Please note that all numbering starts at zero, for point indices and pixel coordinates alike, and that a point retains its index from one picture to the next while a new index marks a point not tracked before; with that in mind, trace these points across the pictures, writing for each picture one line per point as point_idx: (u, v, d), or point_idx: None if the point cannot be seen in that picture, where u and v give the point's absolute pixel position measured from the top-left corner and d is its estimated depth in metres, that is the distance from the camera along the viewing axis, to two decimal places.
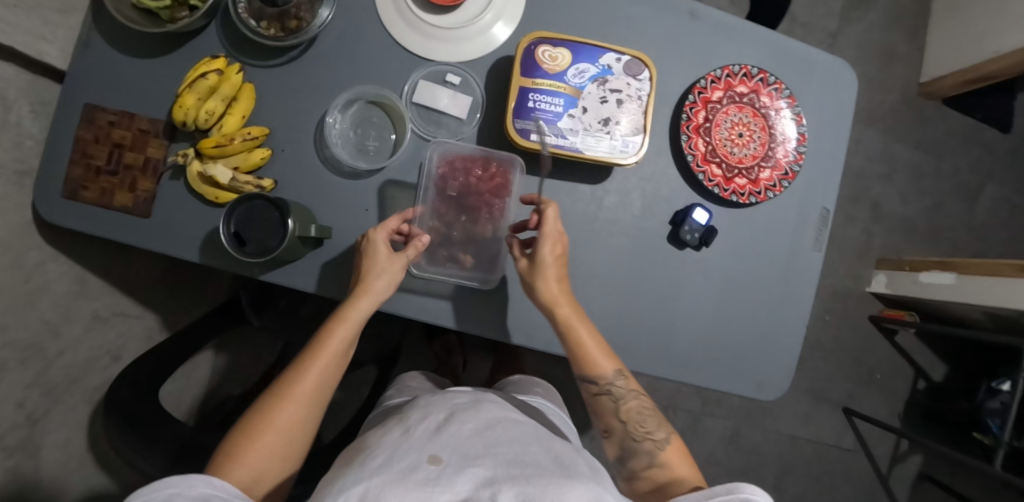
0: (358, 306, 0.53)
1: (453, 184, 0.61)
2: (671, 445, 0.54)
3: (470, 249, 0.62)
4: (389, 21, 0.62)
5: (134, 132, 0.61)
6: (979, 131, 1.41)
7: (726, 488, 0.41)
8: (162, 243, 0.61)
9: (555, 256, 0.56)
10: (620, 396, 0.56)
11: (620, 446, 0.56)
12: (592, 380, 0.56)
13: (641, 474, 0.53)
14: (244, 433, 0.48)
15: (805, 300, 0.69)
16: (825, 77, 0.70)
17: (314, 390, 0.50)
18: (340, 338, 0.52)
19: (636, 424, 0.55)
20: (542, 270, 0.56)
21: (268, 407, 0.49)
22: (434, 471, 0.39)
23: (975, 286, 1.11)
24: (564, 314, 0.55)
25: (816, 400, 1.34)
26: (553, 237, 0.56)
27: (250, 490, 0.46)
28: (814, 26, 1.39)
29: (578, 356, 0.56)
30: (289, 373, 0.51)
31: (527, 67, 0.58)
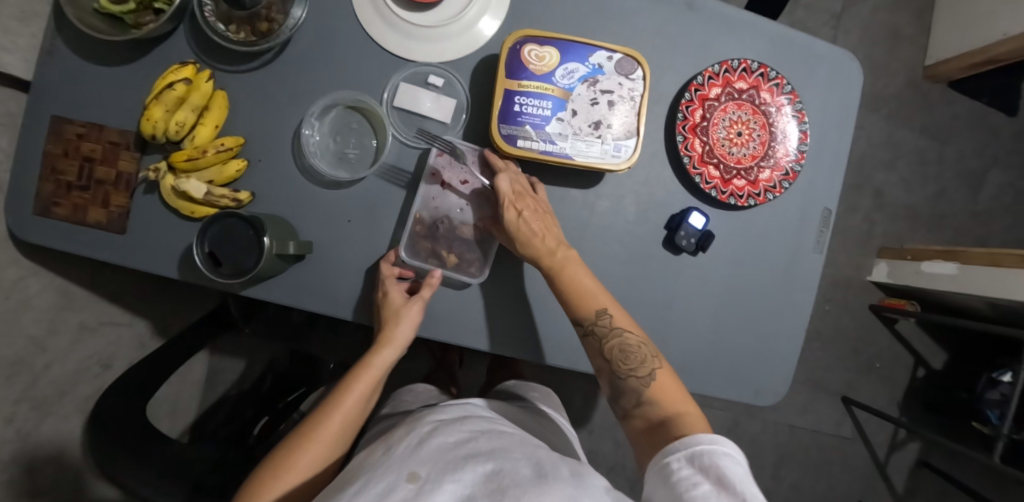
0: (382, 354, 0.56)
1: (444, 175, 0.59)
2: (656, 380, 0.50)
3: (455, 246, 0.60)
4: (367, 21, 0.58)
5: (104, 145, 0.59)
6: (985, 114, 1.37)
7: (708, 439, 0.41)
8: (140, 261, 0.59)
9: (521, 207, 0.55)
10: (604, 335, 0.52)
11: (610, 385, 0.53)
12: (578, 322, 0.54)
13: (635, 412, 0.50)
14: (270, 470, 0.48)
15: (804, 303, 0.67)
16: (831, 71, 0.66)
17: (339, 431, 0.52)
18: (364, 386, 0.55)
19: (621, 361, 0.51)
20: (516, 226, 0.54)
21: (294, 448, 0.49)
22: (411, 491, 0.38)
23: (978, 275, 1.09)
24: (554, 261, 0.54)
25: (816, 390, 1.34)
26: (510, 194, 0.55)
27: None
28: (818, 8, 1.34)
29: (566, 296, 0.54)
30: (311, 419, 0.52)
31: (512, 68, 0.55)
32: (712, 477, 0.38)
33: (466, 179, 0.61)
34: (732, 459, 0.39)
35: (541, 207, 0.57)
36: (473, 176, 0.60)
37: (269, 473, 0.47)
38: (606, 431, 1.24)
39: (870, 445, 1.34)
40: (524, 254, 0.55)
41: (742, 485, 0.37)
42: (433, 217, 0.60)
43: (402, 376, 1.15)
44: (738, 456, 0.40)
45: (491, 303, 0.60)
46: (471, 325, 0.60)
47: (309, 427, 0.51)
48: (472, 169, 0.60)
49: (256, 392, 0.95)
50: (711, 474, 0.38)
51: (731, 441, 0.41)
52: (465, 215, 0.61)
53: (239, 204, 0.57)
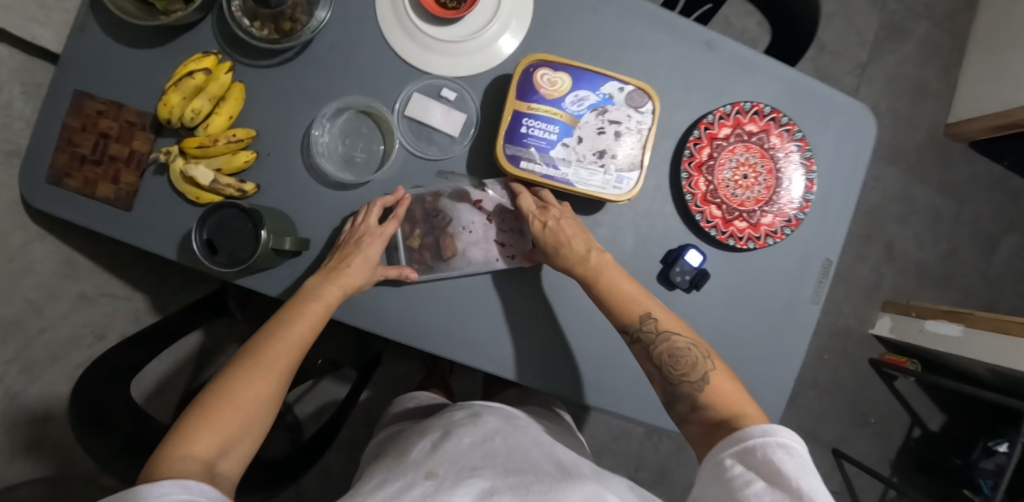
0: (330, 289, 0.52)
1: (488, 203, 0.61)
2: (711, 382, 0.49)
3: (424, 233, 0.60)
4: (388, 29, 0.59)
5: (121, 123, 0.60)
6: (1004, 178, 1.35)
7: (761, 430, 0.41)
8: (142, 239, 0.60)
9: (547, 218, 0.56)
10: (651, 341, 0.52)
11: (663, 391, 0.52)
12: (624, 329, 0.53)
13: (691, 417, 0.49)
14: (210, 401, 0.43)
15: (798, 351, 0.66)
16: (845, 122, 0.66)
17: (288, 361, 0.48)
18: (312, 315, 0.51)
19: (671, 366, 0.51)
20: (548, 232, 0.55)
21: (238, 378, 0.45)
22: (429, 487, 0.40)
23: (982, 341, 1.08)
24: (590, 265, 0.54)
25: (806, 439, 1.31)
26: (534, 210, 0.56)
27: (216, 463, 0.41)
28: (844, 55, 1.33)
29: (609, 303, 0.54)
30: (253, 347, 0.48)
31: (523, 90, 0.55)
32: (768, 474, 0.38)
33: (481, 197, 0.60)
34: (789, 452, 0.39)
35: (570, 218, 0.57)
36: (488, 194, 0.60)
37: (214, 401, 0.43)
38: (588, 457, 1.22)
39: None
40: (562, 263, 0.55)
41: (802, 481, 0.37)
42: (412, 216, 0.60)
43: (390, 377, 1.15)
44: (787, 432, 0.41)
45: (481, 316, 0.60)
46: (463, 340, 0.60)
47: (250, 361, 0.46)
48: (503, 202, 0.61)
49: None
50: (766, 471, 0.39)
51: (789, 429, 0.41)
52: (460, 231, 0.60)
53: (244, 196, 0.57)
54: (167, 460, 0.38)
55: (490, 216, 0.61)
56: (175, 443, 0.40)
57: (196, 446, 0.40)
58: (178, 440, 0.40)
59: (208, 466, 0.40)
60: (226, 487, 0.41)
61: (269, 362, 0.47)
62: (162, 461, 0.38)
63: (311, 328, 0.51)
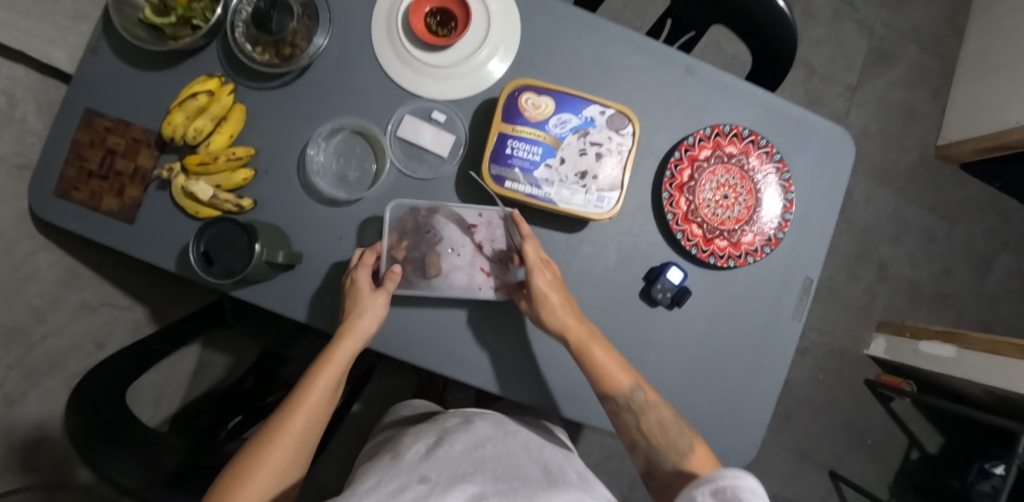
0: (343, 346, 0.53)
1: (479, 232, 0.62)
2: (694, 453, 0.53)
3: (413, 251, 0.60)
4: (382, 54, 0.62)
5: (127, 140, 0.63)
6: (996, 199, 1.37)
7: (729, 474, 0.42)
8: (142, 251, 0.62)
9: (546, 275, 0.57)
10: (639, 411, 0.55)
11: (647, 458, 0.56)
12: (610, 399, 0.56)
13: (671, 484, 0.53)
14: (237, 478, 0.47)
15: (780, 368, 0.67)
16: (823, 145, 0.68)
17: (306, 430, 0.51)
18: (327, 381, 0.52)
19: (657, 437, 0.55)
20: (542, 293, 0.56)
21: (261, 454, 0.48)
22: (423, 490, 0.41)
23: (976, 362, 1.08)
24: (580, 334, 0.56)
25: (802, 460, 1.30)
26: (537, 261, 0.57)
27: None
28: (834, 79, 1.36)
29: (595, 375, 0.55)
30: (275, 420, 0.50)
31: (509, 113, 0.58)
32: None
33: (475, 224, 0.62)
34: (754, 493, 0.41)
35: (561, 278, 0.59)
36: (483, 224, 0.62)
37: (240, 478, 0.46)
38: None
39: None
40: (552, 329, 0.56)
41: None
42: (400, 228, 0.61)
43: (384, 391, 1.16)
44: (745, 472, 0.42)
45: (467, 329, 0.62)
46: (449, 354, 0.61)
47: (279, 419, 0.50)
48: (500, 242, 0.62)
49: (237, 392, 0.96)
50: None
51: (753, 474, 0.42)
52: (446, 252, 0.61)
53: (241, 210, 0.60)
54: None
55: (480, 244, 0.62)
56: None
57: None
58: None
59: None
60: None
61: (286, 436, 0.49)
62: None
63: (334, 382, 0.53)
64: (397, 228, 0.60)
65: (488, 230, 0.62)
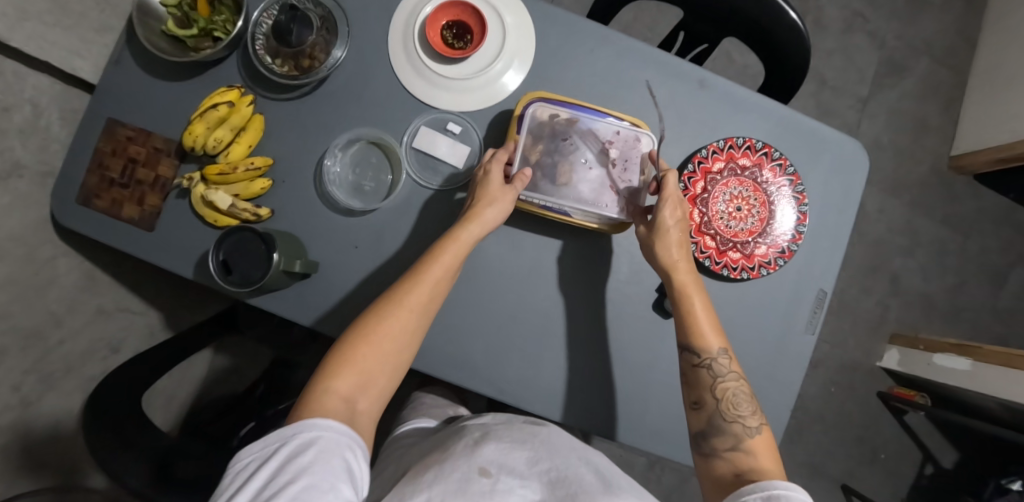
0: (470, 229, 0.54)
1: (615, 153, 0.61)
2: (759, 435, 0.50)
3: (546, 154, 0.60)
4: (399, 67, 0.63)
5: (148, 149, 0.65)
6: (1011, 212, 1.35)
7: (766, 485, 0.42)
8: (161, 258, 0.64)
9: (677, 210, 0.57)
10: (720, 374, 0.53)
11: (705, 421, 0.52)
12: (692, 350, 0.55)
13: (722, 454, 0.50)
14: (357, 336, 0.49)
15: (794, 382, 0.66)
16: (838, 157, 0.68)
17: (419, 315, 0.51)
18: (446, 261, 0.52)
19: (729, 405, 0.52)
20: (665, 229, 0.56)
21: (379, 317, 0.49)
22: (486, 485, 0.41)
23: (992, 377, 1.06)
24: (681, 279, 0.56)
25: (814, 475, 1.28)
26: (672, 192, 0.56)
27: (353, 398, 0.46)
28: (845, 90, 1.36)
29: (685, 320, 0.56)
30: (395, 292, 0.51)
31: (522, 126, 0.59)
32: None
33: (609, 141, 0.60)
34: None
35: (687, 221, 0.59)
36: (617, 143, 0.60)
37: (363, 333, 0.49)
38: None
39: None
40: (658, 265, 0.57)
41: None
42: (535, 133, 0.60)
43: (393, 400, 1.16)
44: (791, 487, 0.42)
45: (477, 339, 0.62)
46: (462, 363, 0.62)
47: (391, 299, 0.50)
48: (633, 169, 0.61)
49: (247, 399, 0.98)
50: None
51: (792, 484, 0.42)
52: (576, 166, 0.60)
53: (259, 219, 0.61)
54: (315, 394, 0.44)
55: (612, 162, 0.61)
56: (325, 376, 0.46)
57: (336, 384, 0.45)
58: (329, 373, 0.46)
59: (348, 403, 0.45)
60: (365, 423, 0.46)
61: (404, 307, 0.50)
62: (315, 390, 0.45)
63: (441, 287, 0.53)
64: (535, 132, 0.60)
65: (622, 150, 0.60)
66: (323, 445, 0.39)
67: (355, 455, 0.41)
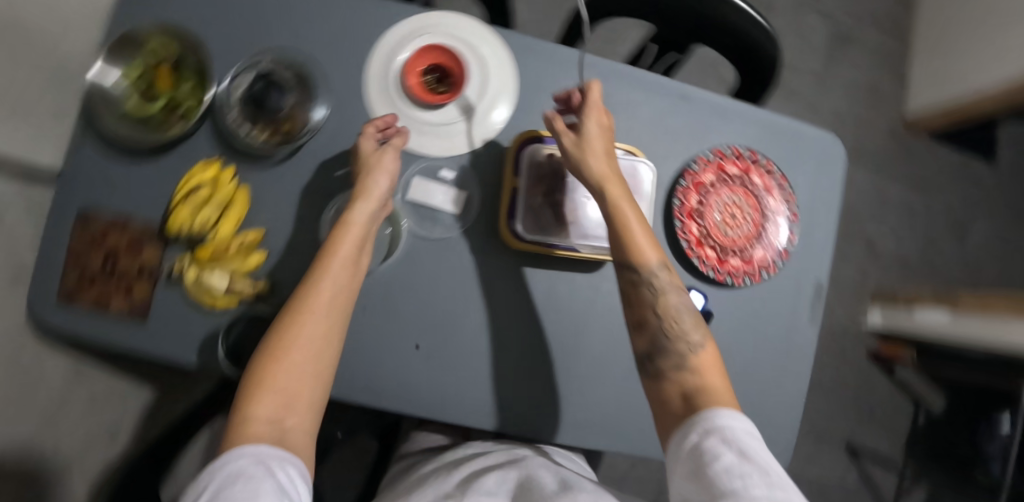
0: (359, 206, 0.52)
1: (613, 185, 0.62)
2: (703, 350, 0.52)
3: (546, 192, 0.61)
4: (382, 118, 0.62)
5: (128, 237, 0.62)
6: (965, 165, 1.44)
7: (704, 418, 0.45)
8: (157, 348, 0.60)
9: (598, 123, 0.56)
10: (659, 292, 0.53)
11: (648, 344, 0.53)
12: (632, 277, 0.54)
13: (670, 375, 0.51)
14: (267, 355, 0.46)
15: (803, 374, 0.69)
16: (817, 151, 0.71)
17: (327, 295, 0.49)
18: (349, 243, 0.51)
19: (671, 325, 0.53)
20: (590, 143, 0.55)
21: (287, 324, 0.47)
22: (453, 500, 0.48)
23: (974, 327, 1.12)
24: (615, 193, 0.53)
25: (819, 440, 1.34)
26: (596, 112, 0.56)
27: (283, 418, 0.44)
28: (800, 68, 1.40)
29: (625, 243, 0.53)
30: (301, 293, 0.49)
31: (518, 167, 0.60)
32: (733, 445, 0.41)
33: None
34: (749, 435, 0.43)
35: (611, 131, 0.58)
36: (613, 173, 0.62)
37: (277, 340, 0.47)
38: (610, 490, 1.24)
39: (878, 493, 1.34)
40: (589, 180, 0.54)
41: (751, 457, 0.41)
42: (530, 171, 0.60)
43: None
44: (730, 415, 0.44)
45: (500, 384, 0.61)
46: (494, 410, 0.60)
47: (294, 307, 0.48)
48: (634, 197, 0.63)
49: None
50: (733, 445, 0.41)
51: (729, 413, 0.44)
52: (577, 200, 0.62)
53: (259, 294, 0.60)
54: (239, 426, 0.43)
55: None
56: (244, 403, 0.44)
57: (257, 410, 0.44)
58: (245, 404, 0.44)
59: (276, 422, 0.44)
60: (297, 439, 0.44)
61: (308, 305, 0.48)
62: (239, 422, 0.43)
63: (348, 265, 0.50)
64: (533, 172, 0.61)
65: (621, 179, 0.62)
66: (248, 473, 0.39)
67: (291, 473, 0.41)
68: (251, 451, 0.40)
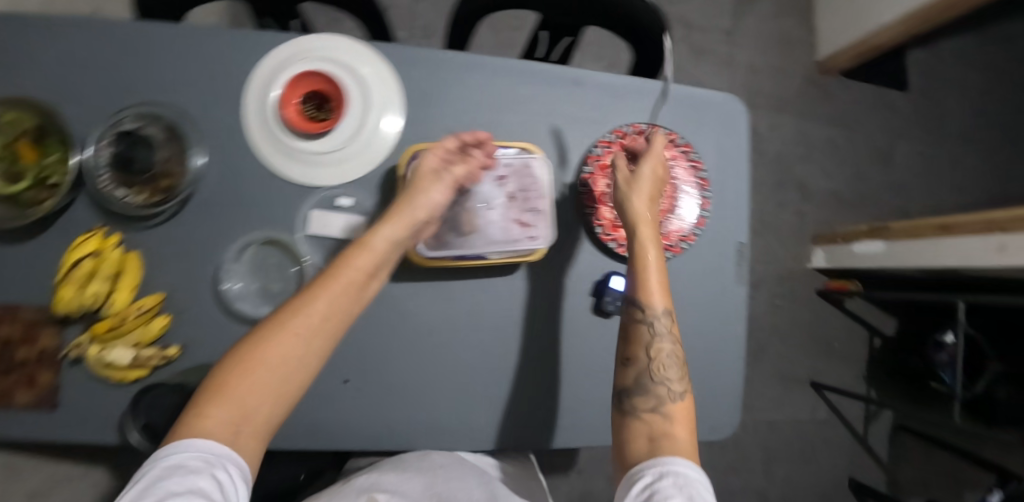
0: (384, 232, 0.51)
1: (511, 183, 0.61)
2: (682, 400, 0.51)
3: (443, 204, 0.60)
4: (268, 157, 0.59)
5: (19, 325, 0.58)
6: (881, 95, 1.49)
7: (662, 460, 0.43)
8: (72, 436, 0.57)
9: (655, 170, 0.61)
10: (657, 333, 0.53)
11: (633, 378, 0.52)
12: (637, 307, 0.54)
13: (640, 412, 0.50)
14: (242, 356, 0.41)
15: (737, 333, 0.71)
16: (719, 114, 0.72)
17: (328, 313, 0.45)
18: (363, 263, 0.49)
19: (659, 368, 0.52)
20: (643, 183, 0.59)
21: (272, 328, 0.43)
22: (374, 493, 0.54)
23: (908, 251, 1.18)
24: (644, 232, 0.56)
25: (785, 383, 1.39)
26: (654, 158, 0.61)
27: (238, 427, 0.39)
28: (710, 28, 1.42)
29: (638, 275, 0.55)
30: (300, 299, 0.45)
31: (411, 184, 0.57)
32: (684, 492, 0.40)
33: (501, 174, 0.61)
34: (705, 487, 0.41)
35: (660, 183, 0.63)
36: (508, 171, 0.61)
37: (258, 339, 0.42)
38: (596, 469, 1.26)
39: (846, 420, 1.41)
40: (626, 215, 0.58)
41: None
42: (425, 186, 0.57)
43: None
44: (687, 465, 0.43)
45: (435, 398, 0.61)
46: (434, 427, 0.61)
47: (287, 311, 0.44)
48: (534, 192, 0.60)
49: None
50: (683, 491, 0.40)
51: (685, 461, 0.43)
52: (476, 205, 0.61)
53: (169, 361, 0.57)
54: (188, 422, 0.38)
55: (511, 192, 0.61)
56: (202, 402, 0.39)
57: (216, 408, 0.38)
58: (202, 403, 0.39)
59: (233, 425, 0.38)
60: (249, 453, 0.39)
61: (302, 317, 0.43)
62: (190, 419, 0.38)
63: (354, 289, 0.47)
64: None
65: (516, 177, 0.61)
66: (190, 467, 0.35)
67: (232, 474, 0.37)
68: (196, 447, 0.36)
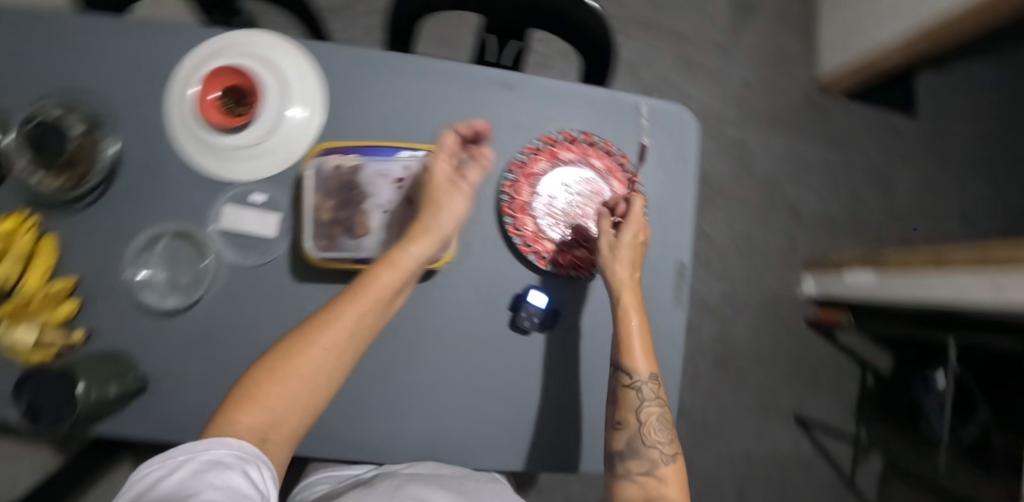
0: (411, 250, 0.52)
1: (412, 187, 0.59)
2: (673, 463, 0.55)
3: (342, 207, 0.58)
4: (186, 149, 0.59)
5: None
6: (884, 118, 1.41)
7: None
8: None
9: (639, 234, 0.60)
10: (645, 399, 0.56)
11: (626, 443, 0.55)
12: (624, 374, 0.56)
13: (635, 477, 0.53)
14: (268, 368, 0.45)
15: (671, 359, 0.67)
16: (665, 124, 0.68)
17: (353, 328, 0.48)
18: (386, 281, 0.50)
19: (648, 432, 0.55)
20: (621, 244, 0.58)
21: (296, 344, 0.46)
22: None
23: (896, 286, 1.09)
24: (625, 299, 0.57)
25: (765, 414, 1.31)
26: (636, 216, 0.60)
27: (266, 438, 0.42)
28: (703, 42, 1.38)
29: (623, 341, 0.56)
30: (324, 314, 0.48)
31: (308, 182, 0.57)
32: None
33: (401, 177, 0.59)
34: None
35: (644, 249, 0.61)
36: (410, 175, 0.59)
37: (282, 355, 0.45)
38: (555, 490, 1.21)
39: (833, 461, 1.31)
40: (607, 282, 0.58)
41: None
42: (321, 185, 0.57)
43: None
44: None
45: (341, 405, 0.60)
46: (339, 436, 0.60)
47: (314, 327, 0.47)
48: None
49: None
50: None
51: None
52: (375, 210, 0.59)
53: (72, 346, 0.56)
54: (215, 429, 0.41)
55: (410, 196, 0.59)
56: (230, 412, 0.42)
57: (241, 418, 0.41)
58: (229, 413, 0.42)
59: (260, 432, 0.42)
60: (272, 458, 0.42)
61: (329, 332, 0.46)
62: (220, 426, 0.41)
63: (376, 307, 0.49)
64: (323, 186, 0.57)
65: (417, 184, 0.59)
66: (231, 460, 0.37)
67: (264, 474, 0.39)
68: (206, 447, 0.38)
